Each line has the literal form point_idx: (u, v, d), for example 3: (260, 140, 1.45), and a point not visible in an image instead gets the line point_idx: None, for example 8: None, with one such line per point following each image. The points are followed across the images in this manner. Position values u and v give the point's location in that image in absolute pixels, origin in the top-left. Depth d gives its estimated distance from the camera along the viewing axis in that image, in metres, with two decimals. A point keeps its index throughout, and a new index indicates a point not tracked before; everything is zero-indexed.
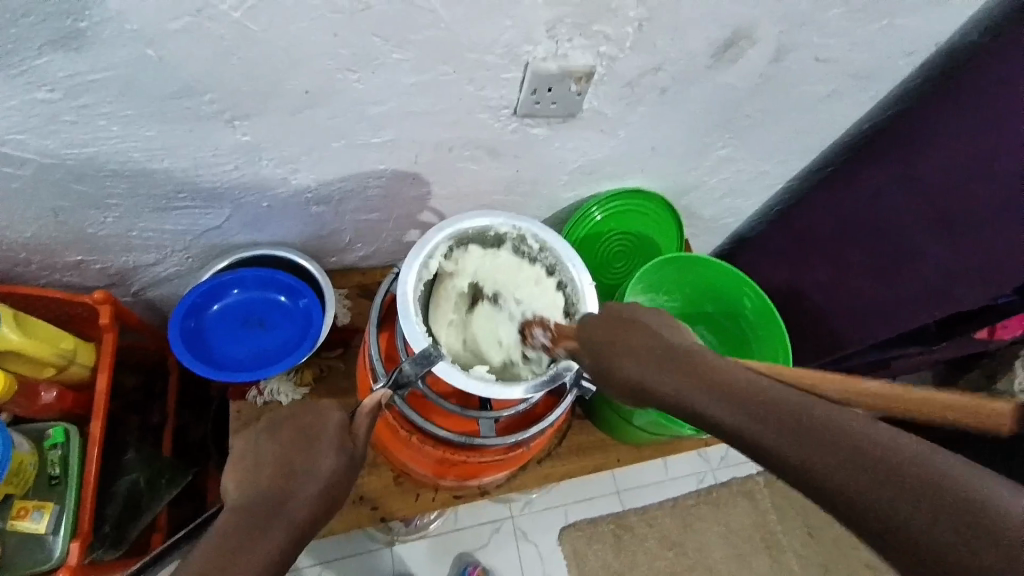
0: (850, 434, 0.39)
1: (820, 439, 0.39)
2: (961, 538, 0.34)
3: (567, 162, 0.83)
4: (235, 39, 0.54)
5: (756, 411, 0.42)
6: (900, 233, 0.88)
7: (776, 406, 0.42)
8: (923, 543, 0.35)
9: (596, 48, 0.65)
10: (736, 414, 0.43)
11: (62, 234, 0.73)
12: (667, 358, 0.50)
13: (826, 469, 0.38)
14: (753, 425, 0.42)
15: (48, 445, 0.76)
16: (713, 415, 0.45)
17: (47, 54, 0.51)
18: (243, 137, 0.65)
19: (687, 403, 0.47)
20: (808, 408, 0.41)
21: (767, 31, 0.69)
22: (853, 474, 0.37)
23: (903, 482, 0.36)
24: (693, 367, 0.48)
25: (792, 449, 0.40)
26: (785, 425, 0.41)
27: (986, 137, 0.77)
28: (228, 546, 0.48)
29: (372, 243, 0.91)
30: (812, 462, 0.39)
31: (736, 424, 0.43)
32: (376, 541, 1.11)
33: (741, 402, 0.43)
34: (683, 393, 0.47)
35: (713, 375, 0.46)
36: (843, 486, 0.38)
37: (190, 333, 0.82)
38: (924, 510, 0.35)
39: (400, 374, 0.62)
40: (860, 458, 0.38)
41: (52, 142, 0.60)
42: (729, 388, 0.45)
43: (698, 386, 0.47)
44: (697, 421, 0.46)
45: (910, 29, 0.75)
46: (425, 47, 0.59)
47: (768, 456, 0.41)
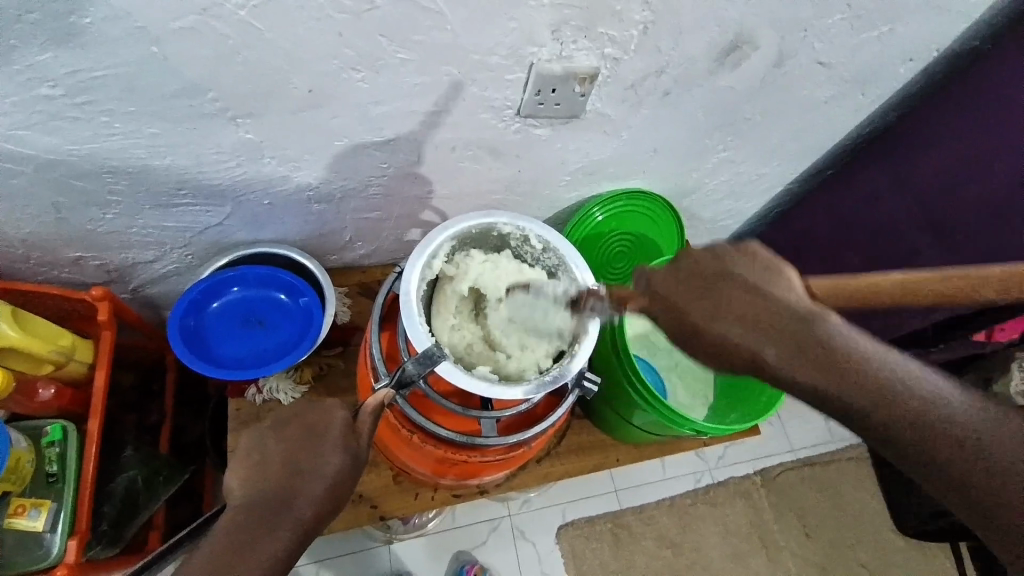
0: (907, 392, 0.49)
1: (883, 397, 0.49)
2: (966, 459, 0.46)
3: (569, 162, 0.83)
4: (238, 38, 0.53)
5: (835, 376, 0.49)
6: (897, 234, 0.91)
7: (852, 369, 0.49)
8: (940, 462, 0.47)
9: (600, 50, 0.65)
10: (812, 377, 0.50)
11: (62, 230, 0.73)
12: (753, 318, 0.51)
13: (885, 422, 0.49)
14: (824, 383, 0.49)
15: (45, 443, 0.76)
16: (793, 376, 0.50)
17: (50, 51, 0.50)
18: (245, 135, 0.65)
19: (769, 367, 0.51)
20: (883, 372, 0.49)
21: (770, 35, 0.69)
22: (900, 422, 0.48)
23: (937, 426, 0.47)
24: (780, 330, 0.51)
25: (860, 405, 0.49)
26: (854, 384, 0.49)
27: (982, 134, 0.78)
28: (235, 543, 0.51)
29: (372, 242, 0.91)
30: (875, 414, 0.49)
31: (814, 384, 0.50)
32: (374, 540, 1.11)
33: (820, 364, 0.50)
34: (764, 353, 0.50)
35: (795, 336, 0.50)
36: (892, 429, 0.49)
37: (189, 331, 0.82)
38: (948, 443, 0.47)
39: (403, 373, 0.62)
40: (914, 411, 0.48)
41: (53, 138, 0.59)
42: (811, 351, 0.50)
43: (786, 347, 0.50)
44: (774, 380, 0.51)
45: (912, 35, 0.75)
46: (429, 48, 0.59)
47: (839, 409, 0.50)
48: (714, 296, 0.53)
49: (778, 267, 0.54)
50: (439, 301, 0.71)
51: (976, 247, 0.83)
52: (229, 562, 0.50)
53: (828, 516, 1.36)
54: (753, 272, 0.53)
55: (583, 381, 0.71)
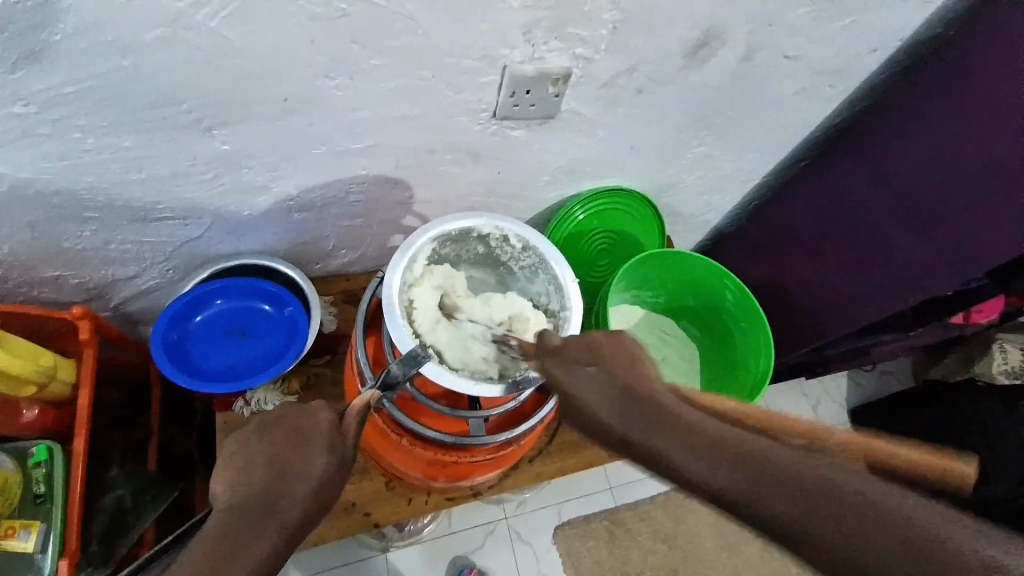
0: (812, 470, 0.39)
1: (783, 483, 0.39)
2: (879, 539, 0.36)
3: (548, 162, 0.84)
4: (211, 49, 0.54)
5: (714, 458, 0.41)
6: (870, 227, 0.92)
7: (748, 459, 0.40)
8: (856, 554, 0.36)
9: (572, 50, 0.66)
10: (688, 454, 0.42)
11: (39, 249, 0.72)
12: (614, 392, 0.49)
13: (799, 512, 0.38)
14: (717, 470, 0.41)
15: (32, 463, 0.75)
16: (689, 473, 0.42)
17: (21, 68, 0.50)
18: (222, 146, 0.65)
19: (649, 447, 0.44)
20: (759, 453, 0.40)
21: (738, 30, 0.71)
22: (803, 508, 0.38)
23: (859, 522, 0.37)
24: (642, 399, 0.47)
25: (755, 492, 0.39)
26: (744, 469, 0.40)
27: (951, 127, 0.80)
28: (222, 546, 0.49)
29: (356, 249, 0.91)
30: (778, 502, 0.39)
31: (716, 478, 0.41)
32: (369, 548, 1.11)
33: (699, 444, 0.42)
34: (643, 435, 0.45)
35: (656, 404, 0.46)
36: (807, 525, 0.38)
37: (173, 346, 0.81)
38: (846, 525, 0.37)
39: (388, 375, 0.62)
40: (879, 527, 0.36)
41: (27, 155, 0.59)
42: (679, 427, 0.44)
43: (653, 423, 0.45)
44: (662, 474, 0.44)
45: (875, 24, 0.77)
46: (403, 53, 0.59)
47: (750, 512, 0.39)
48: (580, 368, 0.52)
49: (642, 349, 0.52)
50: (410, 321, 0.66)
51: (966, 236, 0.81)
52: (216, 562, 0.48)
53: None
54: (603, 340, 0.54)
55: None
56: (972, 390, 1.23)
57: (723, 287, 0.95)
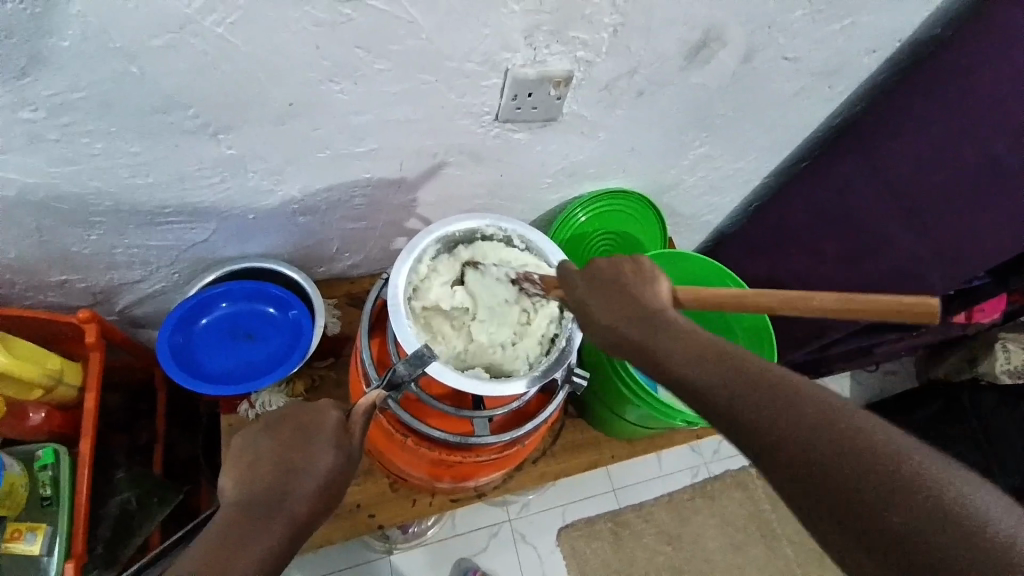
0: (814, 402, 0.41)
1: (775, 399, 0.42)
2: (894, 497, 0.36)
3: (550, 164, 0.85)
4: (216, 54, 0.54)
5: (722, 371, 0.46)
6: (867, 225, 0.93)
7: (739, 369, 0.45)
8: (861, 491, 0.37)
9: (573, 53, 0.66)
10: (700, 371, 0.47)
11: (46, 254, 0.73)
12: (619, 296, 0.55)
13: (791, 434, 0.40)
14: (707, 378, 0.46)
15: (39, 466, 0.76)
16: (685, 375, 0.47)
17: (31, 75, 0.51)
18: (226, 150, 0.65)
19: (635, 338, 0.52)
20: (782, 384, 0.43)
21: (737, 32, 0.71)
22: (808, 431, 0.40)
23: (812, 420, 0.41)
24: (649, 313, 0.52)
25: (784, 421, 0.41)
26: (765, 392, 0.43)
27: (950, 123, 0.80)
28: (230, 540, 0.49)
29: (359, 252, 0.92)
30: (763, 419, 0.42)
31: (695, 378, 0.47)
32: (374, 551, 1.11)
33: (693, 351, 0.48)
34: (637, 335, 0.51)
35: (661, 322, 0.51)
36: (759, 417, 0.42)
37: (178, 348, 0.82)
38: (861, 466, 0.38)
39: (394, 374, 0.62)
40: (825, 428, 0.40)
41: (36, 160, 0.60)
42: (695, 343, 0.49)
43: (650, 324, 0.51)
44: (652, 365, 0.50)
45: (874, 25, 0.78)
46: (405, 57, 0.60)
47: (732, 416, 0.44)
48: (592, 285, 0.57)
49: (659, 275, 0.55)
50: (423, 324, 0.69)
51: (964, 237, 0.84)
52: (224, 553, 0.48)
53: None
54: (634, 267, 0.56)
55: (572, 376, 0.72)
56: (974, 386, 1.24)
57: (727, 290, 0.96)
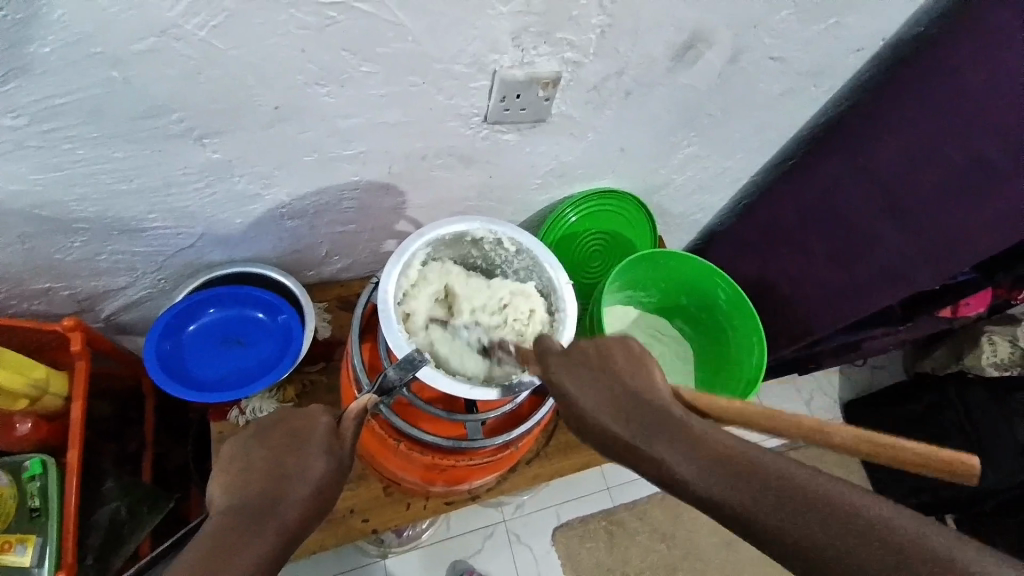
0: (829, 500, 0.40)
1: (791, 502, 0.40)
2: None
3: (539, 165, 0.84)
4: (201, 58, 0.54)
5: (738, 484, 0.42)
6: (855, 222, 0.94)
7: (758, 478, 0.42)
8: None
9: (560, 55, 0.66)
10: (719, 483, 0.42)
11: (29, 261, 0.72)
12: (610, 392, 0.50)
13: (837, 547, 0.38)
14: (694, 475, 0.43)
15: (27, 477, 0.75)
16: (702, 493, 0.43)
17: (14, 80, 0.50)
18: (212, 155, 0.65)
19: (641, 448, 0.47)
20: (807, 489, 0.40)
21: (723, 33, 0.72)
22: (851, 546, 0.38)
23: (831, 522, 0.39)
24: (643, 408, 0.48)
25: (824, 537, 0.38)
26: (796, 504, 0.40)
27: (947, 123, 0.80)
28: (220, 544, 0.49)
29: (349, 255, 0.91)
30: (803, 534, 0.39)
31: (717, 493, 0.42)
32: (369, 555, 1.10)
33: (703, 460, 0.44)
34: (641, 442, 0.47)
35: (658, 417, 0.47)
36: (778, 527, 0.40)
37: (167, 356, 0.81)
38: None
39: (385, 379, 0.62)
40: (845, 526, 0.38)
41: (18, 167, 0.59)
42: (701, 450, 0.44)
43: (650, 430, 0.47)
44: (661, 477, 0.45)
45: (859, 25, 0.78)
46: (393, 59, 0.60)
47: (769, 536, 0.40)
48: (577, 373, 0.53)
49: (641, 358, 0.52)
50: (409, 331, 0.69)
51: (960, 235, 0.81)
52: (218, 557, 0.48)
53: None
54: (617, 353, 0.53)
55: None
56: (962, 379, 1.26)
57: (715, 286, 0.95)
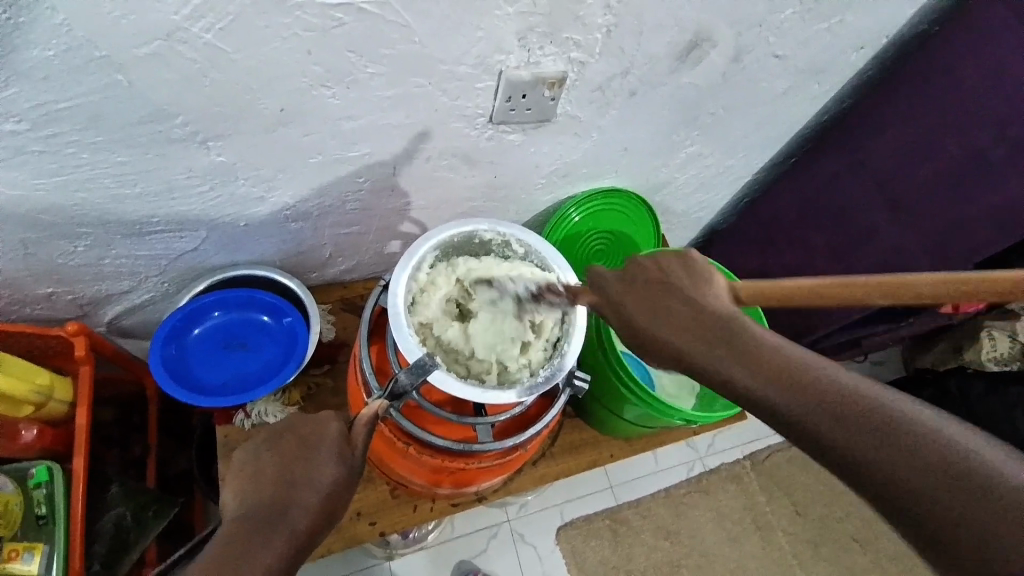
0: (880, 405, 0.42)
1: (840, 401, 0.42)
2: (953, 497, 0.38)
3: (543, 165, 0.84)
4: (206, 61, 0.53)
5: (789, 385, 0.44)
6: (856, 216, 0.95)
7: (801, 371, 0.45)
8: (924, 495, 0.38)
9: (566, 55, 0.66)
10: (765, 384, 0.45)
11: (31, 267, 0.71)
12: (661, 304, 0.51)
13: (866, 446, 0.40)
14: (750, 374, 0.46)
15: (33, 484, 0.74)
16: (745, 384, 0.46)
17: (13, 85, 0.50)
18: (217, 158, 0.64)
19: (701, 363, 0.48)
20: (853, 393, 0.43)
21: (726, 32, 0.72)
22: (880, 447, 0.40)
23: (875, 421, 0.41)
24: (701, 319, 0.49)
25: (860, 436, 0.41)
26: (836, 408, 0.42)
27: (944, 114, 0.82)
28: (231, 552, 0.49)
29: (352, 257, 0.91)
30: (840, 432, 0.41)
31: (763, 392, 0.45)
32: (374, 556, 1.10)
33: (756, 367, 0.46)
34: (699, 354, 0.48)
35: (721, 330, 0.48)
36: (819, 423, 0.42)
37: (171, 360, 0.80)
38: (930, 475, 0.38)
39: (395, 384, 0.61)
40: (892, 427, 0.40)
41: (20, 172, 0.58)
42: (756, 356, 0.46)
43: (719, 345, 0.47)
44: (719, 386, 0.47)
45: (862, 22, 0.78)
46: (398, 61, 0.59)
47: (803, 421, 0.43)
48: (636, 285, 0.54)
49: (712, 274, 0.52)
50: (424, 337, 0.69)
51: (959, 216, 0.86)
52: (226, 564, 0.48)
53: (817, 493, 1.39)
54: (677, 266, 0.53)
55: (573, 379, 0.72)
56: (961, 373, 1.27)
57: None
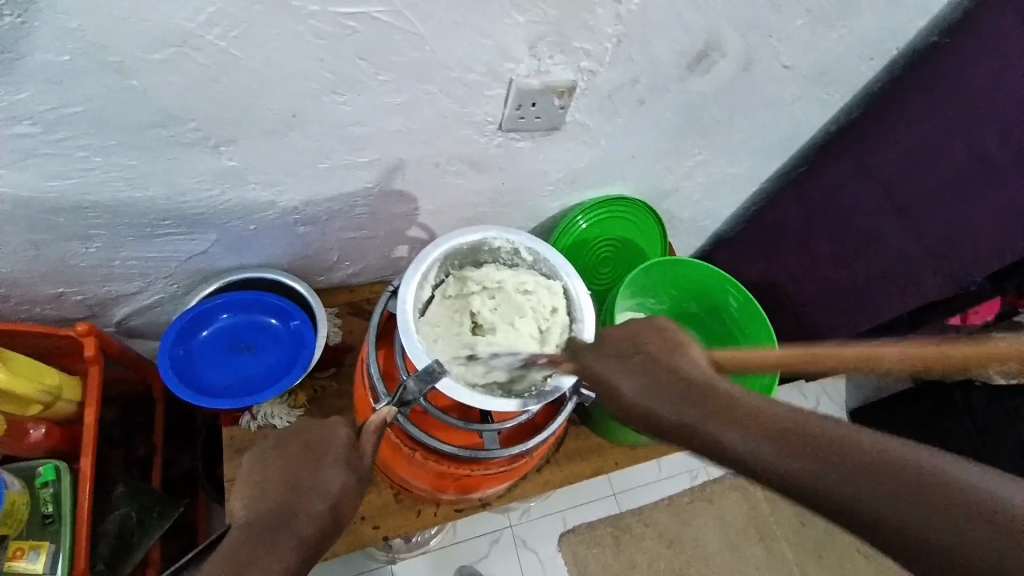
0: (848, 441, 0.42)
1: (817, 447, 0.42)
2: (942, 524, 0.37)
3: (550, 172, 0.84)
4: (218, 67, 0.54)
5: (793, 449, 0.42)
6: (862, 223, 0.94)
7: (769, 421, 0.44)
8: (918, 530, 0.37)
9: (576, 63, 0.66)
10: (761, 445, 0.43)
11: (42, 268, 0.72)
12: (656, 383, 0.49)
13: (866, 489, 0.39)
14: (725, 432, 0.45)
15: (39, 484, 0.75)
16: (721, 441, 0.45)
17: (27, 89, 0.50)
18: (228, 162, 0.65)
19: (694, 430, 0.46)
20: (824, 435, 0.42)
21: (736, 41, 0.72)
22: (898, 500, 0.38)
23: (849, 459, 0.41)
24: (690, 390, 0.48)
25: (873, 494, 0.39)
26: (845, 463, 0.41)
27: (952, 117, 0.81)
28: (240, 557, 0.49)
29: (359, 261, 0.91)
30: (852, 492, 0.40)
31: (740, 448, 0.44)
32: (376, 560, 1.10)
33: (739, 423, 0.45)
34: (680, 414, 0.47)
35: (715, 400, 0.47)
36: (805, 474, 0.41)
37: (178, 362, 0.81)
38: (934, 504, 0.38)
39: (404, 391, 0.62)
40: (866, 462, 0.40)
41: (33, 175, 0.59)
42: (752, 419, 0.45)
43: (724, 418, 0.45)
44: (720, 457, 0.45)
45: (872, 32, 0.78)
46: (407, 68, 0.60)
47: (787, 476, 0.42)
48: (616, 360, 0.54)
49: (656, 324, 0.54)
50: (430, 341, 0.68)
51: (965, 223, 0.83)
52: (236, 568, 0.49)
53: None
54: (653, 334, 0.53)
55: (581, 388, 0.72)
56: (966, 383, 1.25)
57: (727, 294, 0.96)
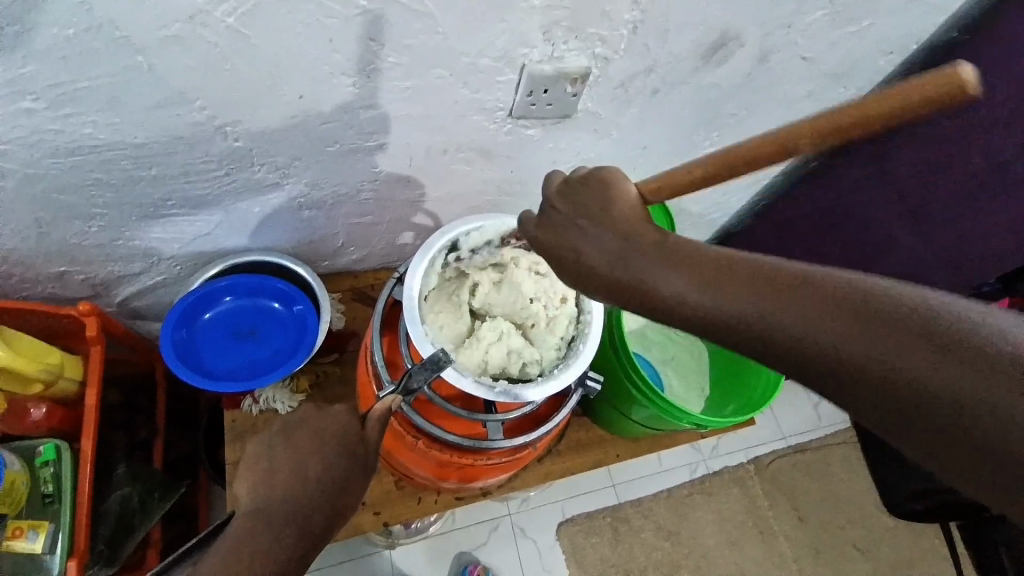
0: (798, 279, 0.40)
1: (766, 287, 0.41)
2: (888, 347, 0.37)
3: (559, 162, 0.83)
4: (226, 47, 0.53)
5: (766, 298, 0.40)
6: (876, 226, 0.98)
7: (725, 265, 0.43)
8: (864, 358, 0.37)
9: (591, 50, 0.65)
10: (717, 293, 0.42)
11: (45, 246, 0.71)
12: (622, 247, 0.46)
13: (815, 321, 0.39)
14: (683, 284, 0.43)
15: (39, 463, 0.75)
16: (678, 295, 0.43)
17: (31, 64, 0.49)
18: (234, 143, 0.64)
19: (650, 286, 0.44)
20: (778, 275, 0.41)
21: (754, 32, 0.70)
22: (851, 323, 0.38)
23: (800, 296, 0.40)
24: (650, 250, 0.45)
25: (845, 338, 0.38)
26: (798, 297, 0.40)
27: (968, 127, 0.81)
28: (247, 545, 0.50)
29: (364, 246, 0.90)
30: (858, 347, 0.37)
31: (695, 299, 0.43)
32: (375, 545, 1.11)
33: (697, 277, 0.43)
34: (639, 273, 0.45)
35: (677, 258, 0.44)
36: (757, 316, 0.40)
37: (181, 344, 0.80)
38: (879, 329, 0.37)
39: (409, 380, 0.61)
40: (820, 298, 0.39)
41: (35, 152, 0.58)
42: (737, 274, 0.42)
43: (702, 276, 0.43)
44: (672, 312, 0.44)
45: (895, 25, 0.76)
46: (419, 51, 0.58)
47: (734, 318, 0.41)
48: (587, 229, 0.48)
49: (621, 183, 0.49)
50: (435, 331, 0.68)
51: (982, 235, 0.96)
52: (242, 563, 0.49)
53: (821, 501, 1.37)
54: (618, 198, 0.48)
55: (586, 380, 0.73)
56: None
57: None
